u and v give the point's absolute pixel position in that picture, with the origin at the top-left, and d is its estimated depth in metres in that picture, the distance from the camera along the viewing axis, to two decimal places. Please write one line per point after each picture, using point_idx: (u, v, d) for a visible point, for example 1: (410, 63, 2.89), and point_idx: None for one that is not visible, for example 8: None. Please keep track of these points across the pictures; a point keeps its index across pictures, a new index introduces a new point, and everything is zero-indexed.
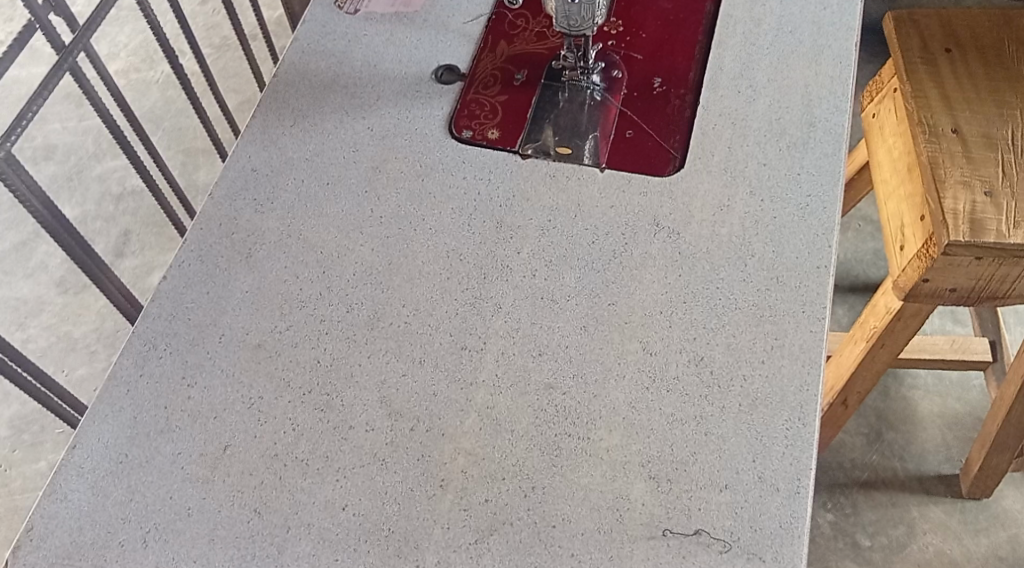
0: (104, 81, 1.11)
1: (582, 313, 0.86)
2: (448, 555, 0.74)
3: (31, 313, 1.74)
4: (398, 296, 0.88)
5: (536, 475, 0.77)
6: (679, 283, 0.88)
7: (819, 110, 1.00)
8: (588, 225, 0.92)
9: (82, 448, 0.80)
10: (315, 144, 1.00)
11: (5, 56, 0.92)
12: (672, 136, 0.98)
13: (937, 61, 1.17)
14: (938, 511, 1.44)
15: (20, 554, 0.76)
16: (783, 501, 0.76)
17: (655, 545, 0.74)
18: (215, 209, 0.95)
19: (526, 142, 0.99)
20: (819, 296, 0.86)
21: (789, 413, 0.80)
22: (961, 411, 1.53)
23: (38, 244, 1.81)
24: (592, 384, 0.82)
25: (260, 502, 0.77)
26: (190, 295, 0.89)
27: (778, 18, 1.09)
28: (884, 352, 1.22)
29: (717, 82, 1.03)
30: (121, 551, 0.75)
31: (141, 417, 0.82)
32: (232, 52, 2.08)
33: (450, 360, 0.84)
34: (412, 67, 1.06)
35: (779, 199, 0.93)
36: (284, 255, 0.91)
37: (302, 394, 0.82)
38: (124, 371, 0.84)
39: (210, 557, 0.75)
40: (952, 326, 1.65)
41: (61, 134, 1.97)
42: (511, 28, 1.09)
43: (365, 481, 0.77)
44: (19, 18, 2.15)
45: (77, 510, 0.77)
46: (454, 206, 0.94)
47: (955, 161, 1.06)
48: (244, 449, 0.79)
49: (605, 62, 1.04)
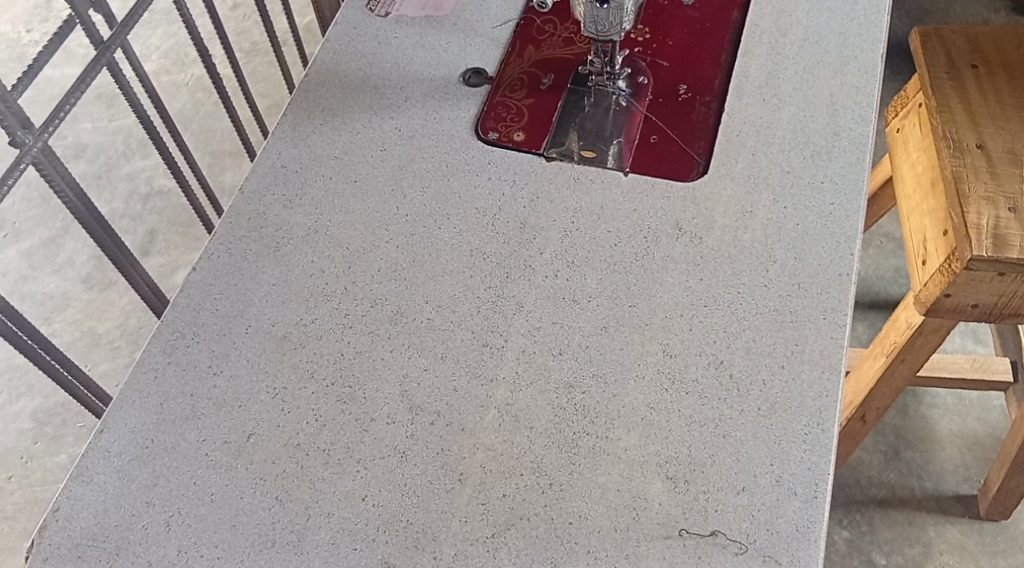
0: (140, 78, 1.13)
1: (604, 314, 0.87)
2: (466, 548, 0.75)
3: (57, 308, 1.76)
4: (422, 292, 0.89)
5: (554, 473, 0.78)
6: (700, 287, 0.88)
7: (844, 120, 1.00)
8: (611, 228, 0.93)
9: (110, 433, 0.82)
10: (344, 142, 1.01)
11: (45, 49, 0.94)
12: (696, 142, 0.99)
13: (963, 76, 1.17)
14: (955, 531, 1.43)
15: (45, 535, 0.77)
16: (801, 505, 0.76)
17: (671, 545, 0.74)
18: (245, 203, 0.96)
19: (551, 145, 1.00)
20: (841, 304, 0.87)
21: (808, 418, 0.80)
22: (980, 431, 1.52)
23: (65, 241, 1.84)
24: (612, 384, 0.83)
25: (282, 490, 0.78)
26: (218, 287, 0.90)
27: (804, 28, 1.10)
28: (904, 367, 1.22)
29: (743, 90, 1.03)
30: (144, 534, 0.76)
31: (168, 404, 0.83)
32: (262, 56, 2.12)
33: (471, 356, 0.85)
34: (441, 69, 1.08)
35: (803, 207, 0.94)
36: (311, 250, 0.93)
37: (325, 386, 0.83)
38: (152, 357, 0.86)
39: (231, 543, 0.76)
40: (973, 346, 1.64)
41: (93, 132, 2.00)
42: (539, 33, 1.10)
43: (385, 473, 0.78)
44: (54, 18, 2.19)
45: (102, 493, 0.79)
46: (478, 207, 0.96)
47: (979, 177, 1.06)
48: (267, 438, 0.81)
49: (631, 69, 1.06)
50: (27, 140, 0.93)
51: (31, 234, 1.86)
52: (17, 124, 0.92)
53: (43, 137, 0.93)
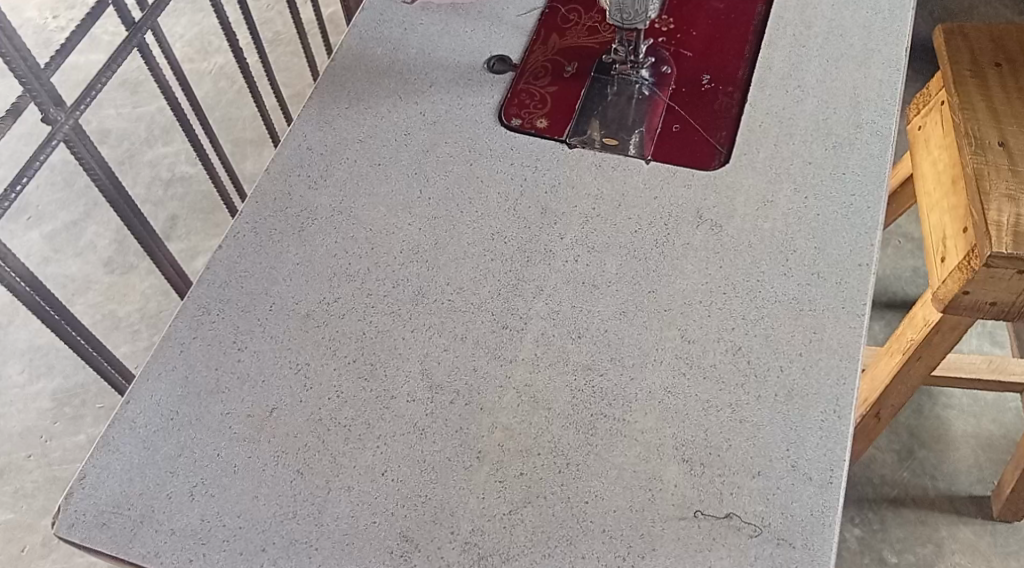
0: (169, 62, 1.14)
1: (623, 299, 0.88)
2: (483, 524, 0.76)
3: (79, 290, 1.79)
4: (443, 274, 0.90)
5: (571, 453, 0.79)
6: (720, 275, 0.89)
7: (866, 112, 1.00)
8: (632, 215, 0.94)
9: (135, 404, 0.83)
10: (369, 126, 1.02)
11: (78, 27, 0.96)
12: (719, 132, 1.00)
13: (986, 74, 1.17)
14: (967, 532, 1.43)
15: (71, 502, 0.78)
16: (815, 490, 0.76)
17: (687, 526, 0.75)
18: (271, 183, 0.98)
19: (573, 133, 1.01)
20: (860, 293, 0.87)
21: (824, 406, 0.81)
22: (995, 433, 1.52)
23: (87, 224, 1.87)
24: (629, 367, 0.84)
25: (303, 463, 0.79)
26: (243, 265, 0.92)
27: (828, 21, 1.10)
28: (921, 364, 1.22)
29: (766, 81, 1.04)
30: (168, 503, 0.78)
31: (192, 377, 0.85)
32: (286, 45, 2.13)
33: (492, 338, 0.86)
34: (465, 56, 1.09)
35: (823, 197, 0.94)
36: (335, 231, 0.94)
37: (347, 363, 0.85)
38: (178, 332, 0.87)
39: (253, 513, 0.77)
40: (990, 347, 1.64)
41: (116, 119, 2.03)
42: (563, 22, 1.11)
43: (405, 449, 0.80)
44: (80, 4, 2.22)
45: (128, 462, 0.80)
46: (502, 191, 0.97)
47: (1000, 174, 1.06)
48: (290, 413, 0.82)
49: (654, 58, 1.06)
50: (59, 118, 0.94)
51: (54, 217, 1.88)
52: (49, 101, 0.93)
53: (74, 115, 0.95)
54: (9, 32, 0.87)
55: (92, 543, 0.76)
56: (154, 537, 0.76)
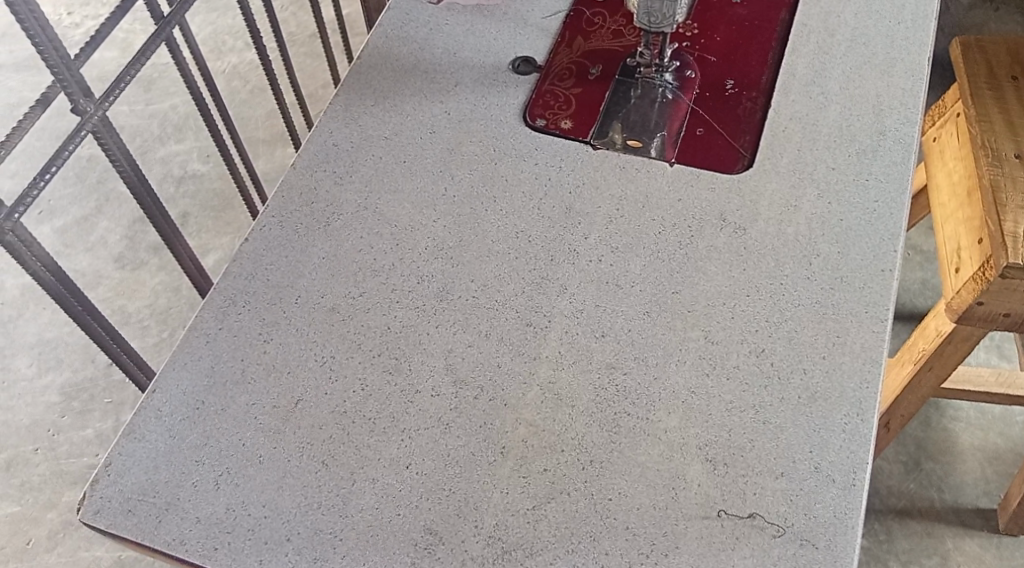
0: (195, 58, 1.15)
1: (647, 299, 0.88)
2: (506, 518, 0.76)
3: (89, 284, 1.79)
4: (468, 272, 0.91)
5: (594, 450, 0.79)
6: (743, 278, 0.90)
7: (888, 120, 1.01)
8: (655, 216, 0.95)
9: (161, 394, 0.84)
10: (394, 123, 1.03)
11: (111, 18, 0.96)
12: (742, 136, 1.00)
13: (1004, 87, 1.18)
14: (973, 544, 1.43)
15: (96, 489, 0.79)
16: (838, 493, 0.77)
17: (710, 525, 0.76)
18: (297, 178, 0.98)
19: (596, 135, 1.01)
20: (883, 298, 0.88)
21: (847, 408, 0.81)
22: (1002, 446, 1.52)
23: (99, 219, 1.88)
24: (653, 366, 0.84)
25: (328, 455, 0.80)
26: (270, 258, 0.92)
27: (852, 29, 1.11)
28: (931, 376, 1.23)
29: (790, 88, 1.05)
30: (193, 492, 0.78)
31: (218, 367, 0.85)
32: (301, 46, 2.15)
33: (516, 335, 0.86)
34: (490, 57, 1.10)
35: (846, 203, 0.95)
36: (361, 226, 0.94)
37: (372, 356, 0.85)
38: (204, 324, 0.88)
39: (278, 503, 0.77)
40: (998, 360, 1.64)
41: (130, 116, 2.04)
42: (588, 25, 1.12)
43: (429, 443, 0.80)
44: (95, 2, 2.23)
45: (153, 450, 0.81)
46: (526, 190, 0.97)
47: (1017, 186, 1.07)
48: (315, 405, 0.82)
49: (678, 62, 1.07)
50: (89, 109, 0.94)
51: (67, 211, 1.89)
52: (79, 92, 0.93)
53: (104, 106, 0.95)
54: (44, 21, 0.87)
55: (117, 529, 0.77)
56: (179, 525, 0.77)
